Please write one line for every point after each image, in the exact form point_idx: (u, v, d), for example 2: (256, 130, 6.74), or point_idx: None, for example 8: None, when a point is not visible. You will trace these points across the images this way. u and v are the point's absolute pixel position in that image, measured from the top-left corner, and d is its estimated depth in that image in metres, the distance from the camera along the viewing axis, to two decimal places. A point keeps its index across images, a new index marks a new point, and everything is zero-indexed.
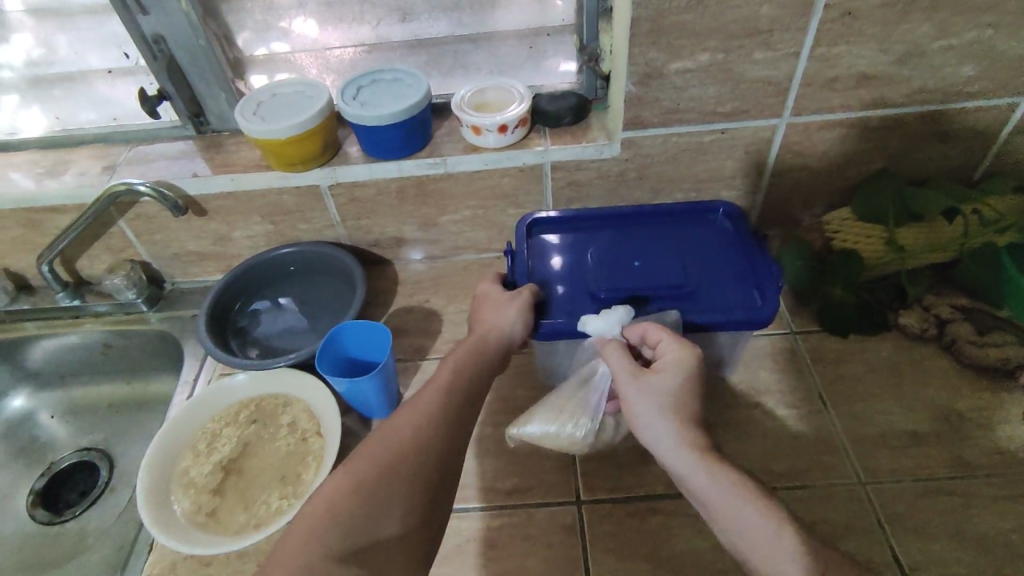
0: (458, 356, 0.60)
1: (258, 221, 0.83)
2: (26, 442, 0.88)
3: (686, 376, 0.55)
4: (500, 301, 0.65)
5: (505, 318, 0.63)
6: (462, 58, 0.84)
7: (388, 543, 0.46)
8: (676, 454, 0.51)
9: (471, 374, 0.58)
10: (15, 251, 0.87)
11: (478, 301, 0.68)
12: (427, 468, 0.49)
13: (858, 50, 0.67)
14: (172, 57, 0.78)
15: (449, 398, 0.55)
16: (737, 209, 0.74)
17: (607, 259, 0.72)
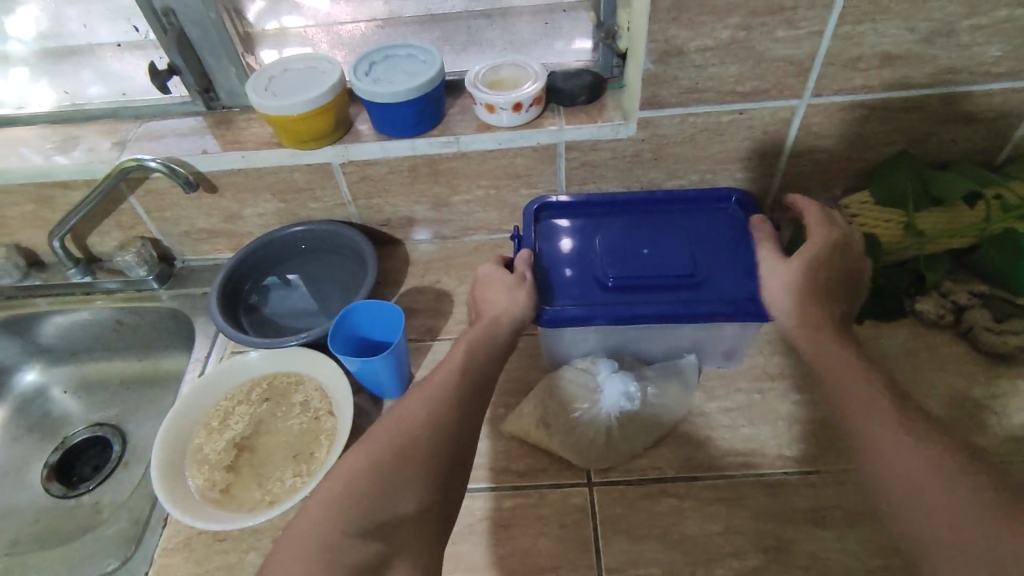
0: (469, 339, 0.60)
1: (269, 198, 0.83)
2: (40, 417, 0.89)
3: (799, 285, 0.62)
4: (507, 285, 0.64)
5: (515, 301, 0.63)
6: (476, 34, 0.82)
7: (404, 522, 0.46)
8: (816, 352, 0.59)
9: (481, 358, 0.58)
10: (26, 227, 0.86)
11: (480, 282, 0.67)
12: (439, 450, 0.49)
13: (883, 28, 0.65)
14: (181, 29, 0.76)
15: (460, 381, 0.55)
16: (751, 198, 0.73)
17: (615, 244, 0.71)
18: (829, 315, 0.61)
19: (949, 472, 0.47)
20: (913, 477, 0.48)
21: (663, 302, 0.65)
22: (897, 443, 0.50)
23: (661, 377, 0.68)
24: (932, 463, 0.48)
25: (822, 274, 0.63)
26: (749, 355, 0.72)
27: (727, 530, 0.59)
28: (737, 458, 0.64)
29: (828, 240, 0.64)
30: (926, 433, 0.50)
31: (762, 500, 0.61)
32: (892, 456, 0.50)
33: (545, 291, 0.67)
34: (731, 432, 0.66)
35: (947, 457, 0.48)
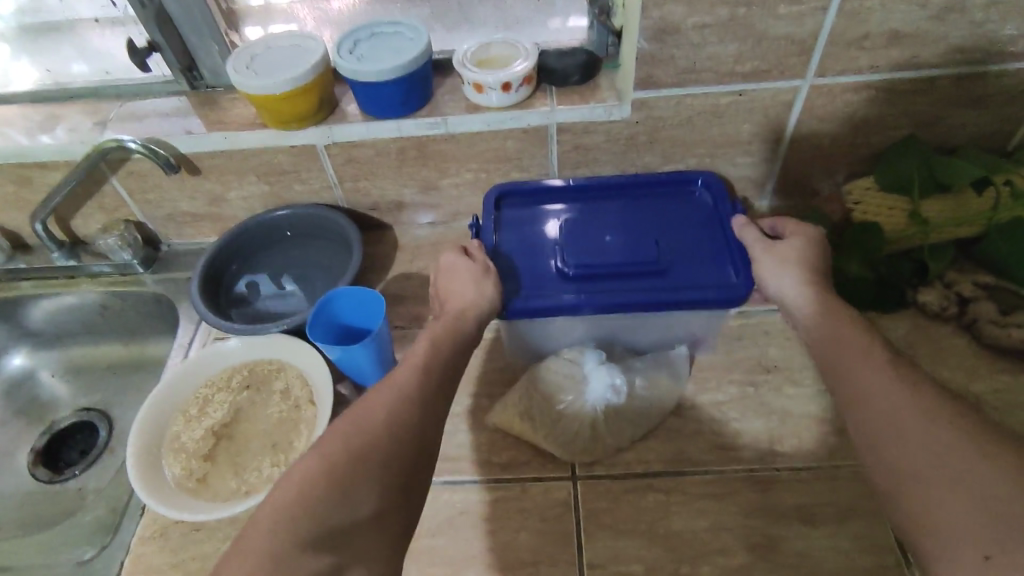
0: (433, 334, 0.57)
1: (253, 181, 0.81)
2: (26, 401, 0.88)
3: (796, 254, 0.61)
4: (470, 276, 0.62)
5: (479, 294, 0.61)
6: (467, 10, 0.80)
7: (363, 526, 0.44)
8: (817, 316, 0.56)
9: (447, 354, 0.56)
10: (9, 208, 0.85)
11: (442, 273, 0.65)
12: (402, 451, 0.48)
13: (891, 5, 0.62)
14: (160, 5, 0.74)
15: (424, 378, 0.53)
16: (717, 179, 0.71)
17: (583, 232, 0.70)
18: (826, 290, 0.58)
19: (968, 438, 0.43)
20: (928, 448, 0.43)
21: (629, 290, 0.64)
22: (907, 410, 0.46)
23: (650, 368, 0.66)
24: (948, 430, 0.44)
25: (811, 261, 0.60)
26: (743, 346, 0.70)
27: (714, 527, 0.57)
28: (727, 452, 0.62)
29: (811, 237, 0.63)
30: (935, 398, 0.46)
31: (751, 496, 0.59)
32: (904, 427, 0.45)
33: (509, 283, 0.66)
34: (722, 425, 0.64)
35: (963, 422, 0.44)
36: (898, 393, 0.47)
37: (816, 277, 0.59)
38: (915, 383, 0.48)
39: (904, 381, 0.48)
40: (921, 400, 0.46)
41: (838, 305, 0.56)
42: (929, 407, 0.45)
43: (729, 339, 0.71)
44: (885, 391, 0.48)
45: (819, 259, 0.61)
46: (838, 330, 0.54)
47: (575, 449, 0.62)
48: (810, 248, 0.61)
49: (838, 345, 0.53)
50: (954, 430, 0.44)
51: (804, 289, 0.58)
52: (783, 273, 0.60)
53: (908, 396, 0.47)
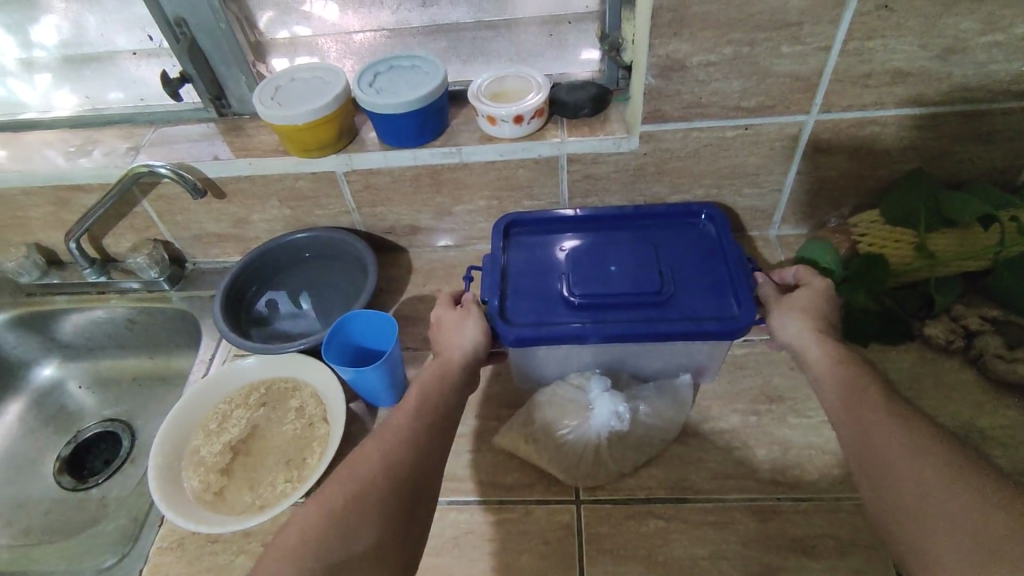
0: (424, 378, 0.60)
1: (276, 205, 0.84)
2: (55, 410, 0.93)
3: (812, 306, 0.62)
4: (459, 319, 0.66)
5: (466, 335, 0.64)
6: (482, 45, 0.82)
7: (362, 560, 0.46)
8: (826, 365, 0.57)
9: (441, 393, 0.59)
10: (48, 227, 0.90)
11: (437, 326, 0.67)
12: (397, 488, 0.50)
13: (895, 44, 0.63)
14: (193, 39, 0.78)
15: (418, 417, 0.56)
16: (720, 212, 0.74)
17: (585, 263, 0.72)
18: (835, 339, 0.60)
19: (949, 469, 0.44)
20: (911, 481, 0.45)
21: (629, 320, 0.65)
22: (893, 446, 0.48)
23: (654, 396, 0.68)
24: (930, 464, 0.45)
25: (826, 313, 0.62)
26: (747, 375, 0.71)
27: (713, 554, 0.58)
28: (729, 481, 0.63)
29: (821, 289, 0.64)
30: (920, 432, 0.48)
31: (751, 525, 0.60)
32: (892, 463, 0.47)
33: (511, 312, 0.67)
34: (724, 453, 0.65)
35: (945, 455, 0.46)
36: (887, 431, 0.49)
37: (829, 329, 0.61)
38: (901, 419, 0.49)
39: (892, 418, 0.50)
40: (907, 435, 0.48)
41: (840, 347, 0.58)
42: (913, 442, 0.47)
43: (733, 367, 0.72)
44: (878, 428, 0.49)
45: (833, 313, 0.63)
46: (838, 370, 0.56)
47: (577, 474, 0.64)
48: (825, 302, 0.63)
49: (837, 387, 0.55)
50: (936, 462, 0.45)
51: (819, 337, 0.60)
52: (793, 322, 0.62)
53: (897, 432, 0.48)
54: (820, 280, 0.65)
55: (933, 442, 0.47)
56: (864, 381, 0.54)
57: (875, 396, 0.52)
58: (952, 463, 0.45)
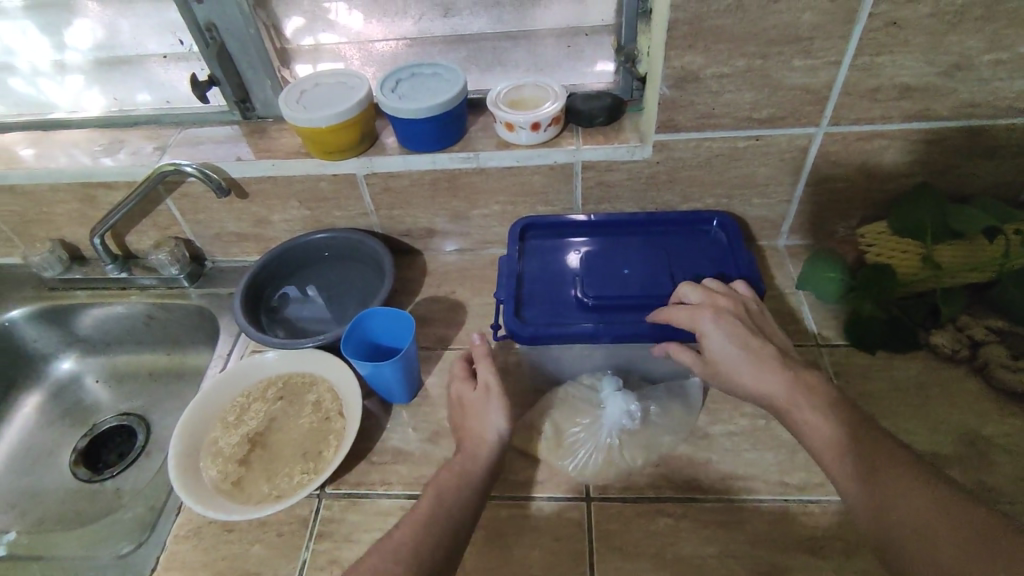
0: (444, 479, 0.58)
1: (295, 206, 0.86)
2: (72, 403, 0.94)
3: (721, 365, 0.61)
4: (479, 401, 0.64)
5: (486, 423, 0.62)
6: (501, 54, 0.85)
7: None
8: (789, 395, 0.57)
9: (455, 500, 0.56)
10: (73, 223, 0.92)
11: (458, 406, 0.66)
12: None
13: (902, 60, 0.66)
14: (222, 44, 0.81)
15: (427, 527, 0.54)
16: (731, 220, 0.77)
17: (598, 268, 0.74)
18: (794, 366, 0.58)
19: (971, 549, 0.43)
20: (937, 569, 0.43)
21: (643, 320, 0.67)
22: (908, 526, 0.46)
23: (664, 397, 0.69)
24: (952, 546, 0.43)
25: (745, 341, 0.60)
26: None
27: (722, 554, 0.59)
28: (737, 482, 0.64)
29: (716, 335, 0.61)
30: (934, 503, 0.46)
31: (760, 525, 0.61)
32: (911, 547, 0.45)
33: (527, 314, 0.70)
34: (733, 455, 0.66)
35: (964, 532, 0.44)
36: (900, 505, 0.47)
37: (765, 354, 0.59)
38: (908, 486, 0.47)
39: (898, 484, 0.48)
40: (920, 510, 0.46)
41: (827, 396, 0.56)
42: (927, 520, 0.45)
43: None
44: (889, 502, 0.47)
45: (752, 336, 0.60)
46: (832, 431, 0.53)
47: (591, 472, 0.65)
48: (738, 338, 0.60)
49: (836, 453, 0.52)
50: (955, 540, 0.44)
51: (777, 375, 0.58)
52: (741, 380, 0.59)
53: (910, 505, 0.46)
54: (711, 325, 0.61)
55: (947, 513, 0.45)
56: (865, 438, 0.52)
57: (878, 457, 0.50)
58: (972, 542, 0.43)
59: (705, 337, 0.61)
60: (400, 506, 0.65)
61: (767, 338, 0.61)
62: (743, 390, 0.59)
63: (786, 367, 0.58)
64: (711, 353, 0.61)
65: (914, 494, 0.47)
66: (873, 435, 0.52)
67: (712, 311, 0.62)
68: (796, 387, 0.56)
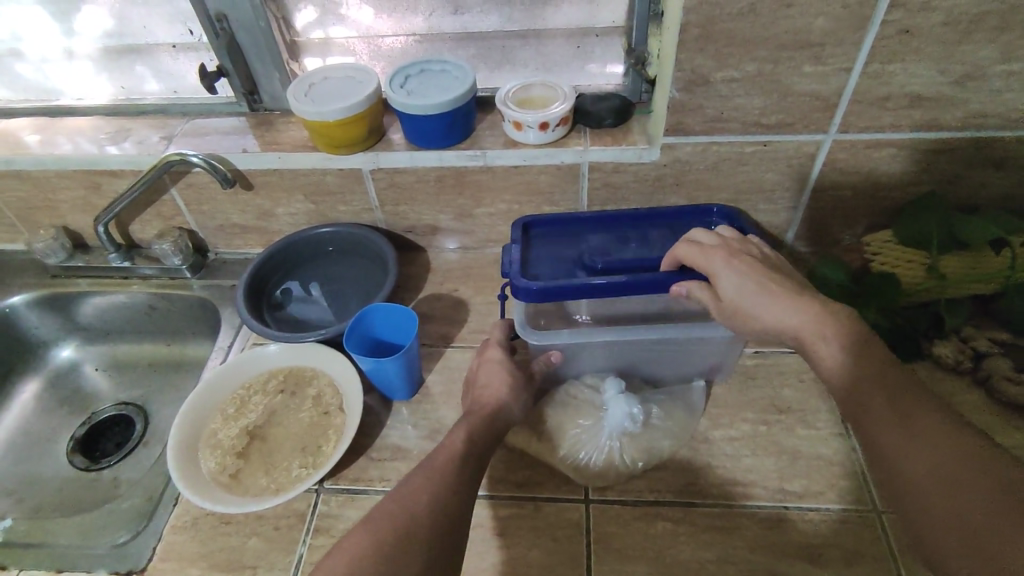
0: (473, 423, 0.61)
1: (300, 199, 0.86)
2: (71, 391, 0.94)
3: (735, 301, 0.60)
4: (498, 372, 0.67)
5: (502, 391, 0.65)
6: (511, 53, 0.84)
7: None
8: (810, 326, 0.55)
9: (481, 446, 0.59)
10: (77, 211, 0.92)
11: (482, 367, 0.68)
12: (439, 526, 0.50)
13: (913, 69, 0.65)
14: (232, 35, 0.81)
15: (463, 469, 0.55)
16: (734, 210, 0.76)
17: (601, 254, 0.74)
18: (818, 300, 0.57)
19: (996, 504, 0.41)
20: (953, 522, 0.42)
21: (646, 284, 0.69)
22: (926, 473, 0.45)
23: (666, 400, 0.69)
24: (975, 503, 0.42)
25: (761, 277, 0.60)
26: (758, 386, 0.72)
27: (720, 559, 0.59)
28: (736, 488, 0.64)
29: (721, 270, 0.61)
30: (958, 455, 0.44)
31: (759, 532, 0.60)
32: (926, 496, 0.44)
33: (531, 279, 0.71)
34: (733, 461, 0.66)
35: (988, 486, 0.42)
36: (921, 453, 0.46)
37: (783, 288, 0.58)
38: (932, 435, 0.46)
39: (922, 432, 0.47)
40: (943, 462, 0.44)
41: (854, 331, 0.54)
42: (946, 471, 0.44)
43: (745, 377, 0.73)
44: (906, 449, 0.46)
45: (771, 274, 0.60)
46: (853, 372, 0.52)
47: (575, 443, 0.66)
48: (753, 276, 0.60)
49: (857, 394, 0.51)
50: (981, 495, 0.42)
51: (798, 308, 0.56)
52: (757, 314, 0.58)
53: (929, 451, 0.45)
54: (723, 265, 0.61)
55: (973, 465, 0.43)
56: (890, 377, 0.51)
57: (903, 402, 0.49)
58: (997, 500, 0.41)
59: (717, 277, 0.62)
60: None
61: (785, 276, 0.60)
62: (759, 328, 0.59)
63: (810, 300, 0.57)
64: (724, 292, 0.61)
65: (934, 444, 0.46)
66: (901, 379, 0.50)
67: (724, 253, 0.62)
68: (822, 319, 0.55)
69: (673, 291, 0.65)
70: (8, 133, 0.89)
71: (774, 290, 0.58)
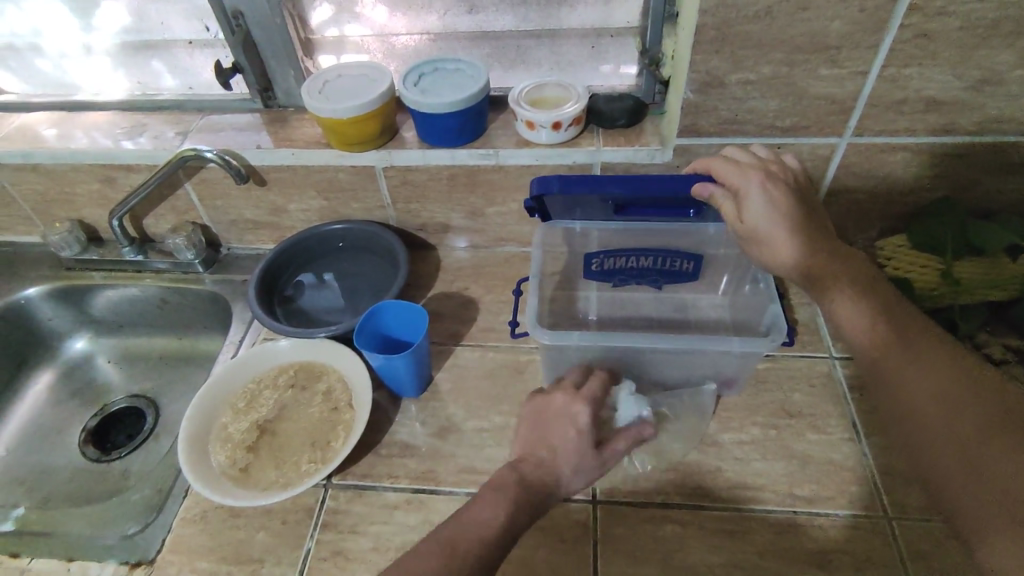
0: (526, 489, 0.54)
1: (313, 196, 0.87)
2: (83, 383, 0.95)
3: (763, 226, 0.60)
4: (570, 431, 0.58)
5: (568, 462, 0.56)
6: (524, 53, 0.85)
7: None
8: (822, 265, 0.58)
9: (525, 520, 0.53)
10: (92, 204, 0.93)
11: (557, 415, 0.60)
12: None
13: (930, 73, 0.65)
14: (248, 32, 0.81)
15: (493, 547, 0.50)
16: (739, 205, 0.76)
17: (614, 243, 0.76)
18: (833, 244, 0.60)
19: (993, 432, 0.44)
20: (953, 451, 0.45)
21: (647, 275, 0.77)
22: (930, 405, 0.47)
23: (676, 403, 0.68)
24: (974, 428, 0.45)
25: (788, 208, 0.60)
26: (768, 390, 0.72)
27: (728, 563, 0.59)
28: (744, 491, 0.63)
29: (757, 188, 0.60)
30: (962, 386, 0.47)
31: (767, 535, 0.60)
32: (929, 429, 0.47)
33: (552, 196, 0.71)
34: (742, 465, 0.66)
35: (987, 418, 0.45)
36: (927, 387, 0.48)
37: (808, 227, 0.60)
38: (936, 370, 0.49)
39: (927, 367, 0.49)
40: (945, 393, 0.47)
41: (866, 280, 0.56)
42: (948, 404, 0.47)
43: (755, 380, 0.73)
44: (909, 378, 0.49)
45: (798, 206, 0.60)
46: (868, 312, 0.54)
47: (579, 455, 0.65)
48: (783, 206, 0.60)
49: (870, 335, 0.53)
50: (980, 425, 0.45)
51: (819, 247, 0.59)
52: (777, 247, 0.60)
53: (936, 384, 0.48)
54: (758, 187, 0.60)
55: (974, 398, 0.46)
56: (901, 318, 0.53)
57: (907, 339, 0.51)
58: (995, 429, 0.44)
59: (748, 197, 0.61)
60: (407, 500, 0.65)
61: (810, 212, 0.61)
62: (776, 258, 0.60)
63: (824, 244, 0.59)
64: (750, 216, 0.61)
65: (942, 375, 0.48)
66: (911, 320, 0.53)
67: (762, 176, 0.61)
68: (836, 259, 0.58)
69: (698, 190, 0.64)
70: (26, 127, 0.90)
71: (801, 226, 0.60)
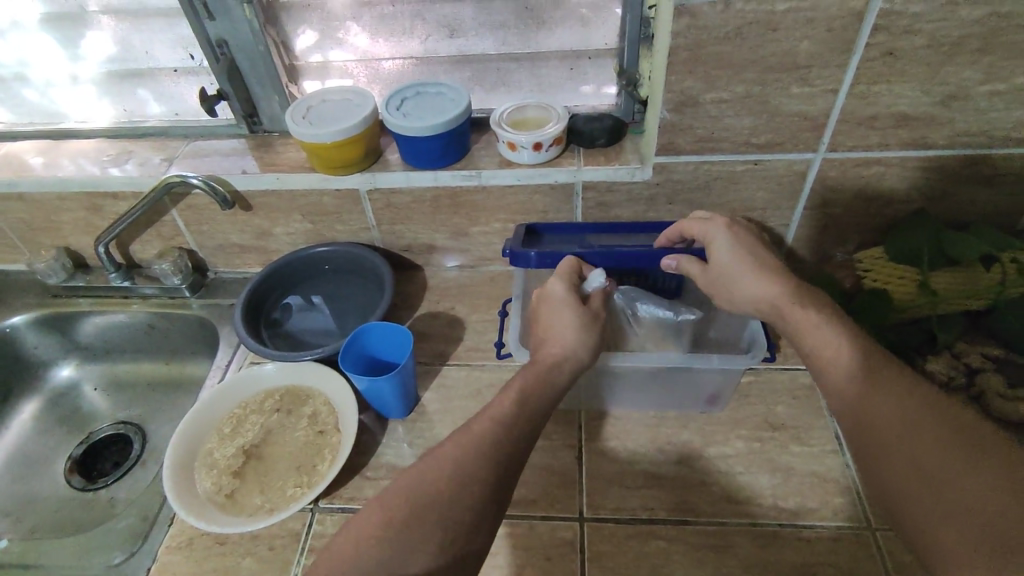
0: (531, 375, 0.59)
1: (299, 219, 0.87)
2: (70, 411, 0.94)
3: (728, 265, 0.64)
4: (557, 309, 0.65)
5: (564, 335, 0.63)
6: (505, 76, 0.86)
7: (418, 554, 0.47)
8: (776, 293, 0.60)
9: (540, 398, 0.58)
10: (78, 231, 0.93)
11: (548, 302, 0.67)
12: (461, 507, 0.49)
13: (898, 90, 0.67)
14: (232, 60, 0.83)
15: (509, 434, 0.54)
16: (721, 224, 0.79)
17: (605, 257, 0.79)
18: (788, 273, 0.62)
19: (955, 452, 0.44)
20: (910, 469, 0.45)
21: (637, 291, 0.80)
22: (894, 426, 0.47)
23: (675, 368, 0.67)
24: (937, 450, 0.45)
25: (751, 247, 0.65)
26: (751, 403, 0.72)
27: None
28: (731, 505, 0.64)
29: (718, 233, 0.66)
30: (927, 410, 0.47)
31: (753, 550, 0.60)
32: (890, 446, 0.47)
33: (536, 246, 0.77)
34: (727, 478, 0.66)
35: (946, 439, 0.45)
36: (892, 408, 0.48)
37: (767, 264, 0.63)
38: (900, 394, 0.49)
39: (893, 392, 0.49)
40: (909, 413, 0.47)
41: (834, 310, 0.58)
42: (912, 422, 0.47)
43: (738, 394, 0.73)
44: (876, 401, 0.49)
45: (760, 247, 0.65)
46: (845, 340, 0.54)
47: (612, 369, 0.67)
48: (744, 246, 0.65)
49: (849, 363, 0.53)
50: (941, 445, 0.45)
51: (778, 281, 0.61)
52: (742, 285, 0.63)
53: (901, 406, 0.48)
54: (720, 233, 0.66)
55: (938, 421, 0.47)
56: (871, 348, 0.54)
57: (876, 368, 0.52)
58: (958, 450, 0.44)
59: (714, 242, 0.66)
60: None
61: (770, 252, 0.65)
62: (741, 296, 0.63)
63: (788, 277, 0.61)
64: (714, 262, 0.66)
65: (906, 398, 0.48)
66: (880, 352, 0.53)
67: (726, 221, 0.67)
68: (799, 292, 0.59)
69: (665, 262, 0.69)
70: (12, 156, 0.91)
71: (765, 260, 0.63)
